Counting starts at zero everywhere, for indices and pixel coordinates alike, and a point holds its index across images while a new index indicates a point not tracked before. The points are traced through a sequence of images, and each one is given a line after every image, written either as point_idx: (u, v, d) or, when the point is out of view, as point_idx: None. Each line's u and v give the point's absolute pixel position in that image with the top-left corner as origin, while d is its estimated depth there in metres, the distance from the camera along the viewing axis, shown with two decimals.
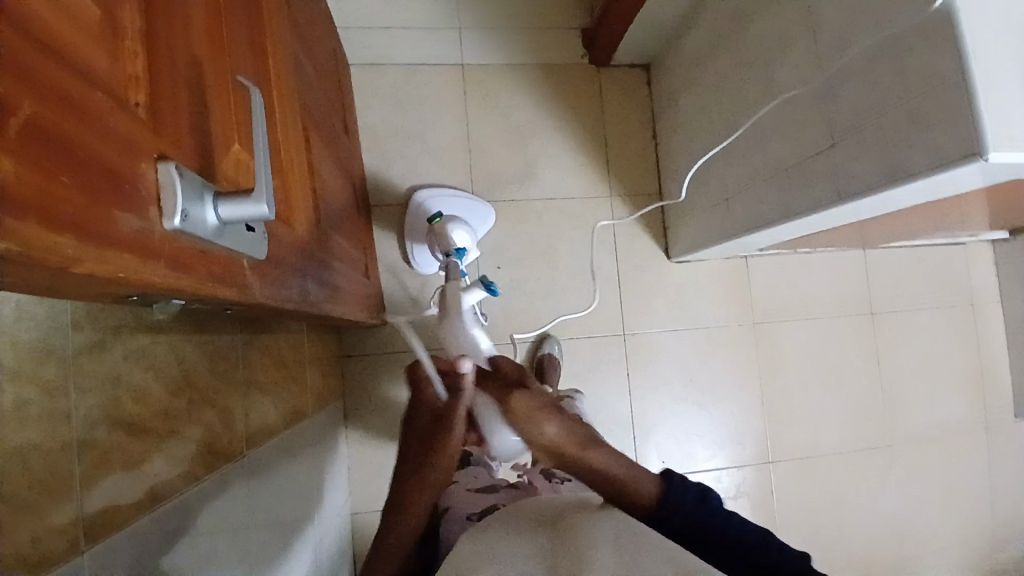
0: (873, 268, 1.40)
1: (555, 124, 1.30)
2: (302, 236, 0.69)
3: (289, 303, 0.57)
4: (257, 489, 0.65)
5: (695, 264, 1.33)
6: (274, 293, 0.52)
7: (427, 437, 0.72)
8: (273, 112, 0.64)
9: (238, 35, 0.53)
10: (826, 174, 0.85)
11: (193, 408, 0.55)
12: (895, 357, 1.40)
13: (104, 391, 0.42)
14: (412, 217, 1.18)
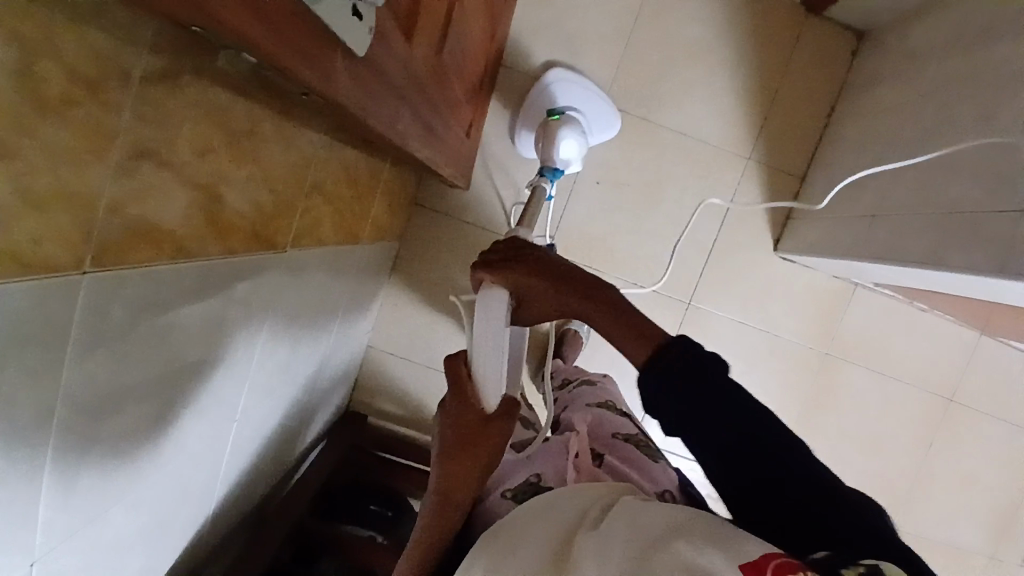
0: (980, 356, 1.25)
1: (727, 58, 1.16)
2: (433, 64, 0.63)
3: (391, 129, 0.52)
4: (284, 287, 0.68)
5: (797, 269, 1.21)
6: (379, 111, 0.47)
7: (455, 449, 0.62)
8: None
9: None
10: (996, 241, 0.71)
11: (254, 184, 0.54)
12: (949, 453, 1.28)
13: (177, 129, 0.41)
14: (536, 98, 1.11)
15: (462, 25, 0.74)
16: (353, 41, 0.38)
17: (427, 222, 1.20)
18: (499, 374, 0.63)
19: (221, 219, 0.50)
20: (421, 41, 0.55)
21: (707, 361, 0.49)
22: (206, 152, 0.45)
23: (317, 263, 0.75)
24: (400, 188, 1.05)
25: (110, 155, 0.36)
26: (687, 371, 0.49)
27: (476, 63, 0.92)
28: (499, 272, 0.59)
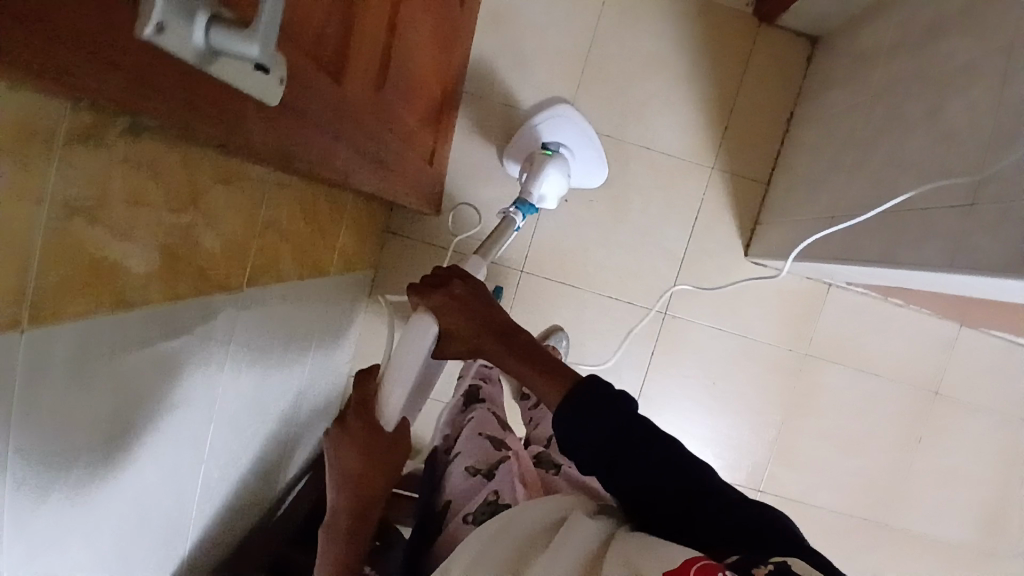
0: (960, 348, 1.25)
1: (682, 70, 1.18)
2: (375, 100, 0.65)
3: (320, 165, 0.54)
4: (244, 323, 0.69)
5: (769, 272, 1.22)
6: (300, 148, 0.49)
7: (351, 473, 0.76)
8: None
9: None
10: (945, 237, 0.72)
11: (196, 228, 0.55)
12: (937, 447, 1.28)
13: (106, 184, 0.43)
14: (539, 126, 1.12)
15: (409, 59, 0.76)
16: (267, 93, 0.38)
17: (399, 248, 1.22)
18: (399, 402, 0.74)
19: (161, 266, 0.52)
20: (353, 78, 0.57)
21: (612, 397, 0.57)
22: (137, 205, 0.47)
23: (278, 297, 0.76)
24: (368, 217, 1.07)
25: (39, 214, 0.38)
26: (598, 403, 0.57)
27: (433, 92, 0.94)
28: (424, 298, 0.70)
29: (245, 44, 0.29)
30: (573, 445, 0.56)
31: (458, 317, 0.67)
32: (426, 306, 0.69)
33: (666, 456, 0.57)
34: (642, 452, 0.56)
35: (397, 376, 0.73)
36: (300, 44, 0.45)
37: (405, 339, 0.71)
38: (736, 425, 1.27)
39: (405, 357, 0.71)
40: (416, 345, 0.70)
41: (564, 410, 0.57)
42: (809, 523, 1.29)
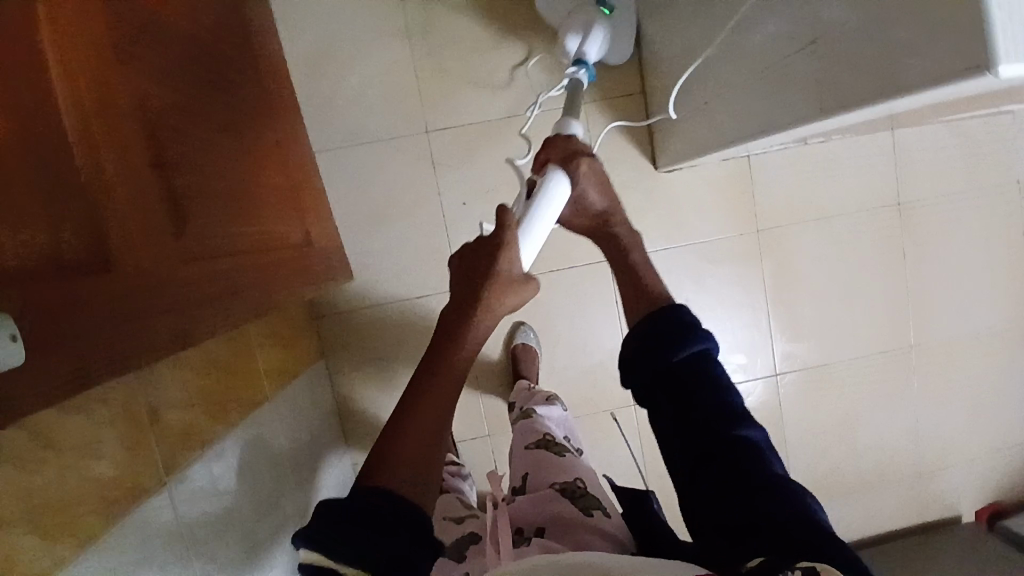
0: (901, 151, 1.20)
1: (510, 25, 1.12)
2: (188, 245, 0.61)
3: (148, 354, 0.51)
4: (191, 503, 0.67)
5: (688, 172, 1.18)
6: (110, 366, 0.45)
7: (483, 301, 0.65)
8: (114, 118, 0.54)
9: (6, 57, 0.42)
10: (810, 82, 0.67)
11: (73, 471, 0.52)
12: (925, 253, 1.24)
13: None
14: None
15: (219, 178, 0.71)
16: (7, 360, 0.35)
17: (336, 326, 1.18)
18: (535, 245, 0.71)
19: (53, 522, 0.49)
20: (140, 249, 0.53)
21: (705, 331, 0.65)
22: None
23: (221, 454, 0.75)
24: (283, 321, 1.02)
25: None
26: (691, 328, 0.65)
27: (278, 181, 0.89)
28: (566, 163, 0.74)
29: None
30: (651, 346, 0.65)
31: (596, 194, 0.76)
32: (569, 165, 0.74)
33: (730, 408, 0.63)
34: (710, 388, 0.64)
35: (545, 219, 0.71)
36: (37, 276, 0.41)
37: (549, 186, 0.72)
38: (728, 327, 1.23)
39: (550, 205, 0.71)
40: (563, 195, 0.72)
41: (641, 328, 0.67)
42: (839, 381, 1.26)
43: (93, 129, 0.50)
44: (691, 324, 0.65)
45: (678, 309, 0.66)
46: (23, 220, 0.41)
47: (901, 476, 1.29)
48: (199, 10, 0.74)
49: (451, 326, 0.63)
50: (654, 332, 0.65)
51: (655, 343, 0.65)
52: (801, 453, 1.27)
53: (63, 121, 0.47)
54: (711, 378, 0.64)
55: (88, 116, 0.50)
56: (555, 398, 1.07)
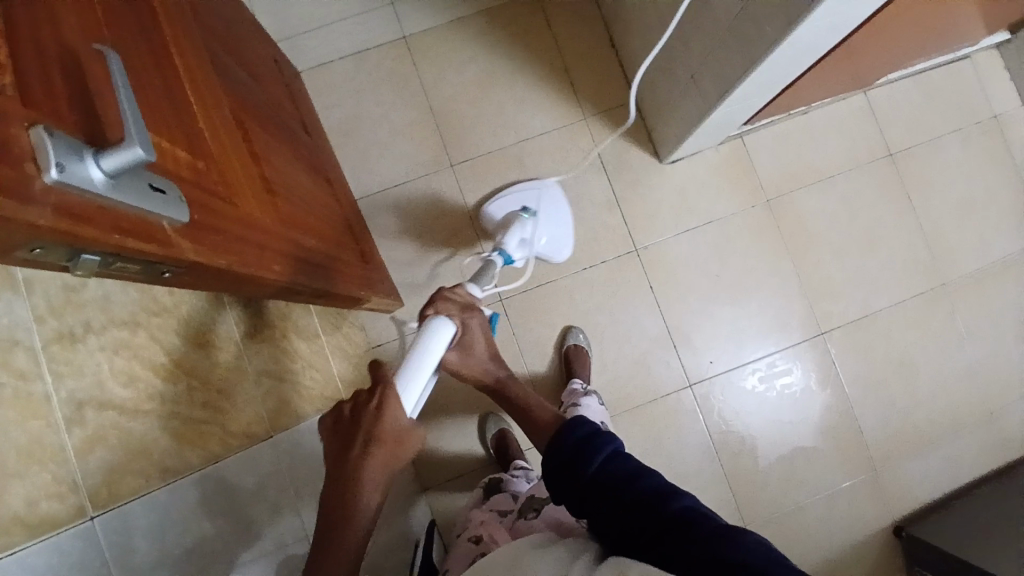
0: (878, 109, 1.31)
1: (510, 66, 1.27)
2: (279, 213, 0.70)
3: (260, 271, 0.58)
4: (271, 485, 0.86)
5: (690, 161, 1.28)
6: (237, 262, 0.53)
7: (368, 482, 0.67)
8: (214, 100, 0.64)
9: (139, 27, 0.53)
10: (772, 9, 0.77)
11: (186, 392, 0.77)
12: (928, 194, 1.31)
13: (84, 362, 0.70)
14: (525, 194, 1.18)
15: (290, 176, 0.81)
16: (174, 210, 0.43)
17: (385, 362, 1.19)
18: (418, 392, 0.70)
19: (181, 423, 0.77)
20: (245, 196, 0.62)
21: (596, 434, 0.71)
22: (128, 381, 0.72)
23: (304, 486, 0.89)
24: (346, 344, 1.09)
25: (32, 385, 0.66)
26: (584, 440, 0.70)
27: (335, 203, 0.99)
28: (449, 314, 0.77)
29: (130, 148, 0.35)
30: (562, 480, 0.69)
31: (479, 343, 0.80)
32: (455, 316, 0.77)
33: (651, 488, 0.64)
34: (624, 483, 0.65)
35: (426, 367, 0.71)
36: (183, 175, 0.49)
37: (431, 331, 0.73)
38: (761, 296, 1.27)
39: (433, 355, 0.72)
40: (444, 343, 0.74)
41: (554, 456, 0.71)
42: (884, 330, 1.28)
43: (198, 93, 0.60)
44: (582, 437, 0.70)
45: (565, 432, 0.72)
46: (165, 127, 0.50)
47: (973, 415, 1.27)
48: (260, 60, 0.90)
49: (338, 514, 0.66)
50: (557, 462, 0.70)
51: (562, 468, 0.69)
52: (867, 410, 1.26)
53: (179, 78, 0.57)
54: (611, 466, 0.67)
55: (195, 84, 0.60)
56: (591, 396, 1.06)
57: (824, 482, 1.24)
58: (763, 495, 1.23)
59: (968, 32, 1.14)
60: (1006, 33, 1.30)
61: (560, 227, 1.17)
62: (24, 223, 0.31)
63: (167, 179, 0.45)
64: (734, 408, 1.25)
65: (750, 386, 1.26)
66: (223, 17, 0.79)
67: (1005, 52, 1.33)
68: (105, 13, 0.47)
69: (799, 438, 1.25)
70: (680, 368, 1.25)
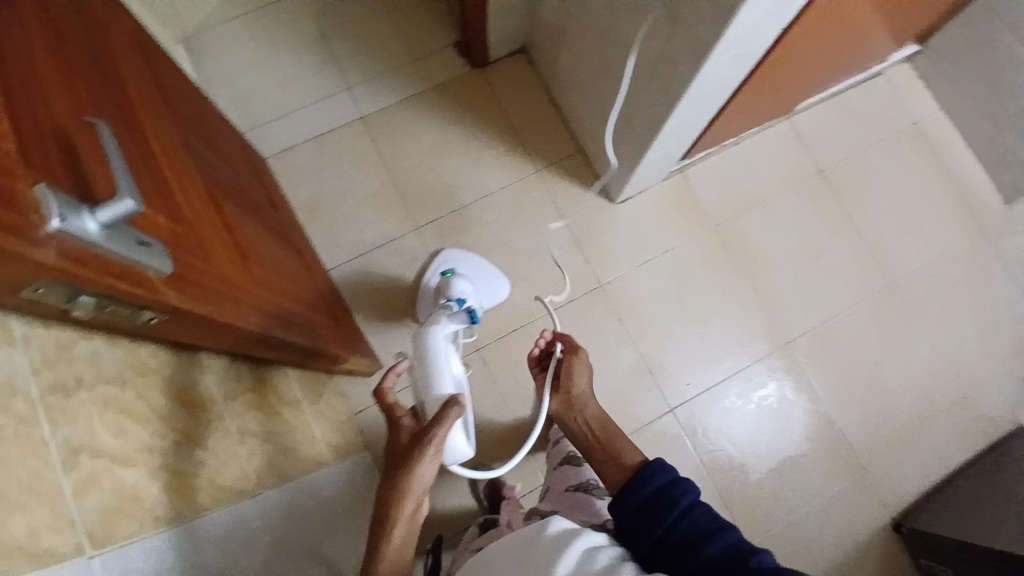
0: (802, 134, 1.43)
1: (463, 131, 1.37)
2: (253, 274, 0.74)
3: (235, 322, 0.62)
4: (257, 551, 0.78)
5: (639, 198, 1.37)
6: (214, 311, 0.57)
7: (398, 471, 0.71)
8: (188, 173, 0.69)
9: (119, 111, 0.58)
10: (684, 53, 0.87)
11: None
12: (864, 202, 1.41)
13: (82, 416, 0.57)
14: (437, 266, 1.26)
15: (261, 242, 0.86)
16: (159, 261, 0.48)
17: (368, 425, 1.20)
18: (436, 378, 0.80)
19: None
20: (220, 256, 0.66)
21: (670, 483, 0.72)
22: (119, 431, 0.60)
23: (293, 556, 0.85)
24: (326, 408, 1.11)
25: (32, 429, 0.51)
26: (658, 491, 0.72)
27: (305, 269, 1.03)
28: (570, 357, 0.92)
29: (121, 200, 0.39)
30: (637, 533, 0.70)
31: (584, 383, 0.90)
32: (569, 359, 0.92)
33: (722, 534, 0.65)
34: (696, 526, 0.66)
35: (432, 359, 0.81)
36: (163, 235, 0.54)
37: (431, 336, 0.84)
38: (724, 315, 1.33)
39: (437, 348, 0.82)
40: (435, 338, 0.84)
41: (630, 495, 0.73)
42: (847, 333, 1.34)
43: (173, 166, 0.65)
44: (654, 489, 0.72)
45: (642, 481, 0.73)
46: (146, 197, 0.55)
47: (949, 404, 1.32)
48: (226, 145, 0.96)
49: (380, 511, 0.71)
50: (632, 515, 0.72)
51: (636, 521, 0.71)
52: (845, 411, 1.31)
53: (155, 155, 0.62)
54: (688, 517, 0.68)
55: (170, 160, 0.65)
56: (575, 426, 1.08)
57: (816, 490, 1.26)
58: (760, 510, 1.25)
59: (879, 48, 1.27)
60: (916, 47, 1.44)
61: (495, 277, 1.27)
62: (32, 262, 0.36)
63: (149, 234, 0.49)
64: (716, 426, 1.28)
65: (731, 404, 1.29)
66: (191, 106, 0.86)
67: (915, 67, 1.48)
68: (86, 98, 0.53)
69: (785, 447, 1.28)
70: (660, 394, 1.29)
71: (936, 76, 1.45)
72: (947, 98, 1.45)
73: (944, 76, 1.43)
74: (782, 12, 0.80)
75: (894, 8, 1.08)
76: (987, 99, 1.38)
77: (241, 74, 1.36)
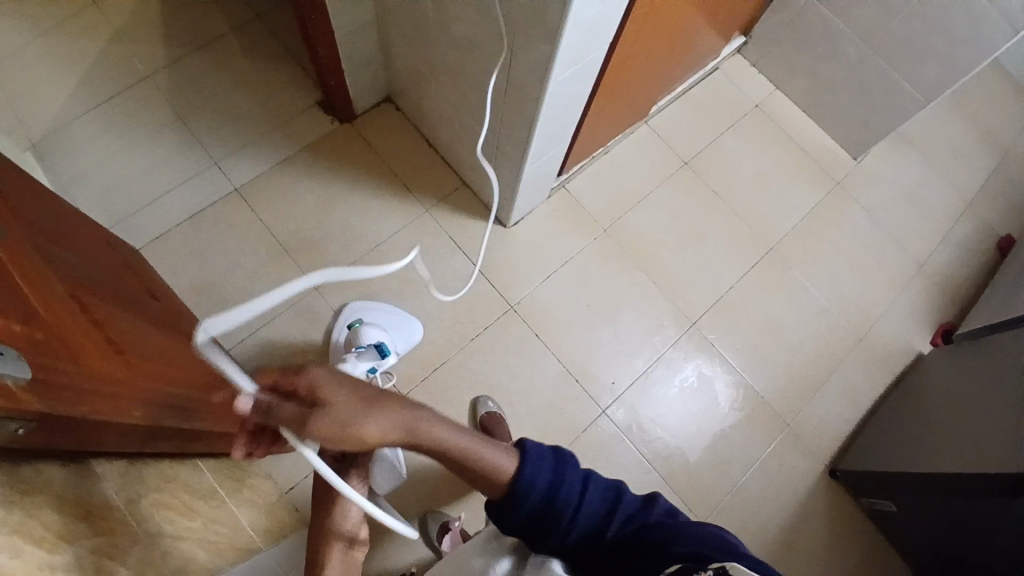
0: (662, 131, 1.55)
1: (345, 186, 1.38)
2: (132, 367, 0.71)
3: (116, 419, 0.60)
4: None
5: (529, 217, 1.43)
6: (86, 411, 0.55)
7: (326, 505, 0.73)
8: (41, 275, 0.66)
9: None
10: (528, 75, 0.93)
11: None
12: (731, 182, 1.54)
13: None
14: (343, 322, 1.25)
15: (140, 334, 0.82)
16: (16, 370, 0.47)
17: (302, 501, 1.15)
18: None
19: None
20: (89, 354, 0.63)
21: (555, 472, 0.65)
22: (14, 555, 0.54)
23: None
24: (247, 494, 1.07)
25: None
26: (544, 486, 0.65)
27: (198, 352, 0.99)
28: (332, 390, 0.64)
29: None
30: (536, 540, 0.65)
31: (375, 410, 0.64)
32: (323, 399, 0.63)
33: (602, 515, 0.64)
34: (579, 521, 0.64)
35: None
36: (17, 341, 0.51)
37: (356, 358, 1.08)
38: (632, 310, 1.39)
39: None
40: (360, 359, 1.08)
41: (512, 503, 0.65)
42: (743, 301, 1.44)
43: (22, 271, 0.62)
44: (541, 492, 0.64)
45: (523, 487, 0.64)
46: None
47: (846, 344, 1.44)
48: (88, 244, 0.92)
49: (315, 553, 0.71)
50: (526, 523, 0.65)
51: (535, 529, 0.64)
52: (759, 375, 1.39)
53: (1, 261, 0.59)
54: (586, 501, 0.64)
55: (18, 264, 0.62)
56: None
57: (752, 453, 1.33)
58: (705, 486, 1.29)
59: (707, 46, 1.41)
60: (740, 38, 1.60)
61: (404, 322, 1.27)
62: None
63: (1, 343, 0.48)
64: (647, 416, 1.33)
65: (656, 392, 1.35)
66: (40, 208, 0.82)
67: (745, 55, 1.64)
68: None
69: (715, 421, 1.34)
70: (590, 398, 1.32)
71: (762, 61, 1.62)
72: (777, 78, 1.62)
73: (769, 60, 1.60)
74: (604, 26, 0.87)
75: (706, 10, 1.21)
76: (811, 73, 1.55)
77: (99, 170, 1.31)
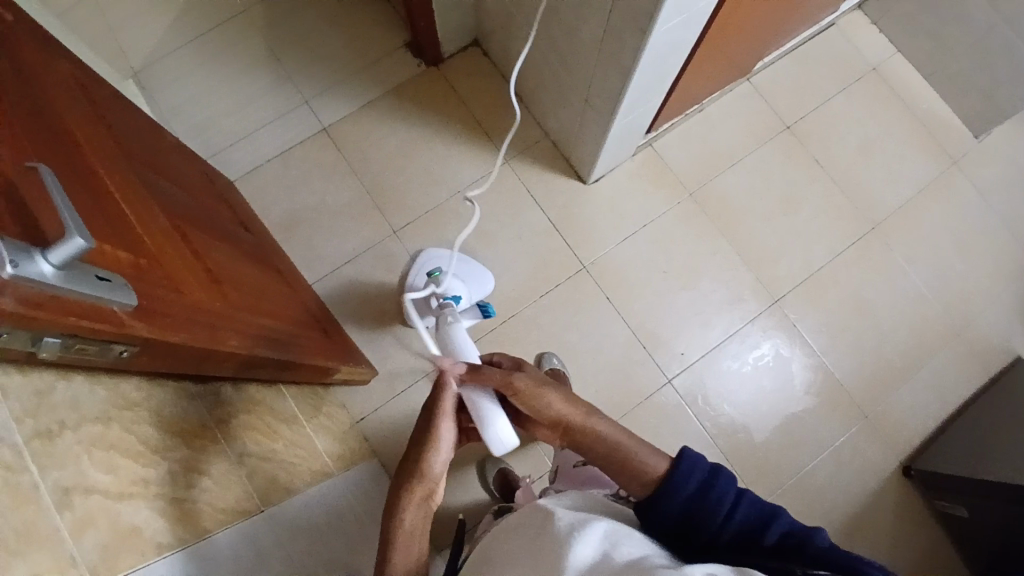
0: (764, 91, 1.44)
1: (427, 131, 1.37)
2: (227, 296, 0.74)
3: (211, 345, 0.63)
4: None
5: (611, 174, 1.37)
6: (183, 336, 0.58)
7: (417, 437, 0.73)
8: (145, 204, 0.69)
9: (61, 147, 0.57)
10: (627, 24, 0.87)
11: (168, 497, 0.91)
12: (834, 151, 1.42)
13: (71, 457, 0.55)
14: (419, 267, 1.26)
15: (234, 264, 0.85)
16: (124, 296, 0.49)
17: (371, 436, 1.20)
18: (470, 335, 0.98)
19: None
20: (188, 282, 0.66)
21: (710, 478, 0.66)
22: (111, 468, 0.59)
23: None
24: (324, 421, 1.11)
25: (20, 475, 0.50)
26: (697, 488, 0.66)
27: (286, 285, 1.03)
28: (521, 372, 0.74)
29: (71, 239, 0.40)
30: (684, 543, 0.65)
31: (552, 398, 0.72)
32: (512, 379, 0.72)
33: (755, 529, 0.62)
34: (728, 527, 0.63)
35: None
36: (123, 267, 0.53)
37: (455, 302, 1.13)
38: (711, 280, 1.33)
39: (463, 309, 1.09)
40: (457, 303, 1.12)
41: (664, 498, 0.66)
42: (833, 280, 1.35)
43: (127, 199, 0.65)
44: (693, 492, 0.65)
45: (677, 483, 0.66)
46: (103, 233, 0.54)
47: (941, 337, 1.33)
48: (187, 174, 0.95)
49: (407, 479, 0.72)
50: (675, 523, 0.66)
51: (684, 530, 0.65)
52: (841, 362, 1.31)
53: (109, 190, 0.62)
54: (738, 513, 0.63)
55: (124, 192, 0.65)
56: None
57: (823, 441, 1.27)
58: (769, 468, 1.25)
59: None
60: None
61: (479, 270, 1.27)
62: None
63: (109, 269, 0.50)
64: (716, 390, 1.29)
65: (728, 367, 1.30)
66: (142, 137, 0.85)
67: (867, 9, 1.48)
68: (24, 137, 0.52)
69: (786, 403, 1.29)
70: (656, 366, 1.29)
71: (886, 17, 1.45)
72: (902, 37, 1.45)
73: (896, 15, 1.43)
74: None
75: None
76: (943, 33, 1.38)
77: (197, 103, 1.35)
